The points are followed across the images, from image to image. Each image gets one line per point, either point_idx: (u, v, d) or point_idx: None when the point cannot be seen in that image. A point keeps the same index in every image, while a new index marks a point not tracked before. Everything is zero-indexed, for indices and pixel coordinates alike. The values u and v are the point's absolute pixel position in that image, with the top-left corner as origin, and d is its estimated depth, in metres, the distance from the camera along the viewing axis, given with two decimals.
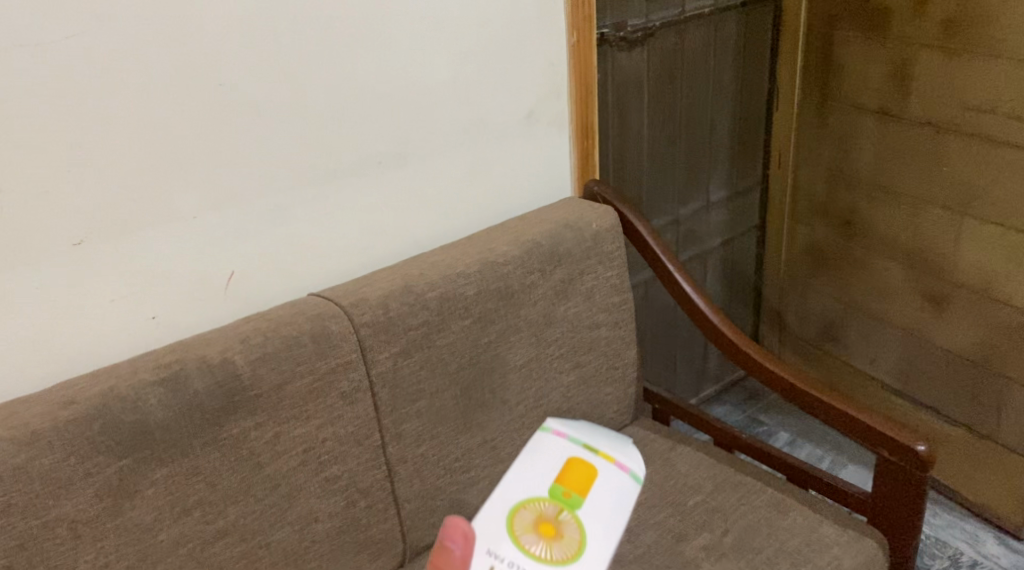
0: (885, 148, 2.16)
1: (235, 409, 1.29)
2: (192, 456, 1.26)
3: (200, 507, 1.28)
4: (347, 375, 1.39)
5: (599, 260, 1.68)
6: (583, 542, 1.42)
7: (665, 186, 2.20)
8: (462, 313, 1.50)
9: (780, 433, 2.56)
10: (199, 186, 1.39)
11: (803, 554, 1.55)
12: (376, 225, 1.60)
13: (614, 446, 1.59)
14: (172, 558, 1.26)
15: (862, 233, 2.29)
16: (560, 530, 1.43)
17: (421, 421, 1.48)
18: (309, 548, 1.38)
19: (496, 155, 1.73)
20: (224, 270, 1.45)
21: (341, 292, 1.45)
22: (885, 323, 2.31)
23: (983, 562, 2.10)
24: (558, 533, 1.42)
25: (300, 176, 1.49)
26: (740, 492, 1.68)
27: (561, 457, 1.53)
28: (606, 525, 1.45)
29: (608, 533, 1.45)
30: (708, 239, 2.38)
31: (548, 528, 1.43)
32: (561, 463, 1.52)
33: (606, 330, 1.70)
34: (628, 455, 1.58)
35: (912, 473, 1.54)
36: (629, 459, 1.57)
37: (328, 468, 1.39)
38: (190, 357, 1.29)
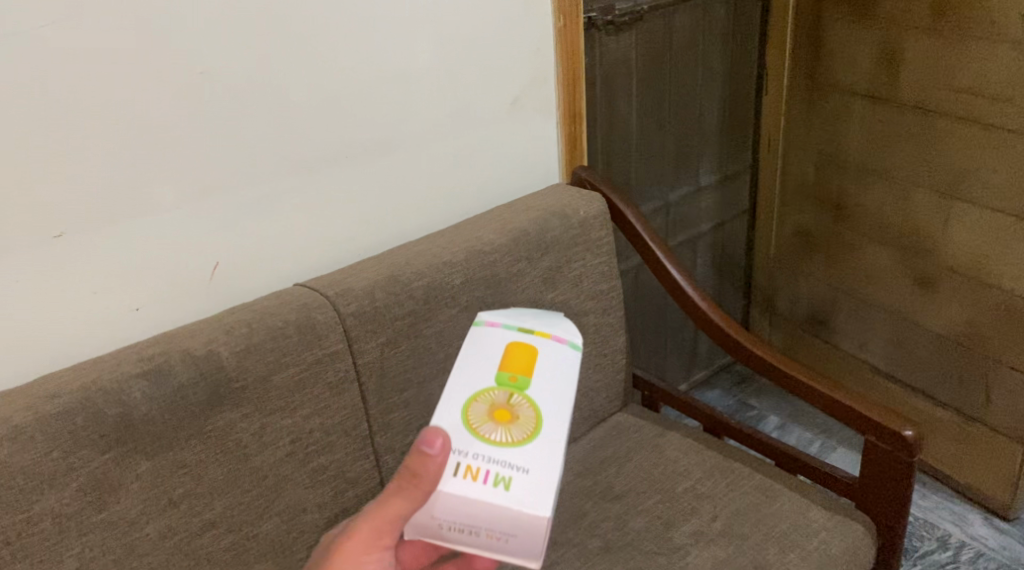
0: (874, 132, 2.16)
1: (220, 401, 1.29)
2: (178, 449, 1.26)
3: (186, 500, 1.27)
4: (334, 365, 1.38)
5: (587, 247, 1.67)
6: (540, 417, 1.10)
7: (654, 172, 2.19)
8: (449, 302, 1.49)
9: (770, 417, 2.56)
10: (181, 176, 1.38)
11: (791, 539, 1.56)
12: (362, 214, 1.59)
13: (544, 320, 1.21)
14: (159, 551, 1.26)
15: (851, 217, 2.28)
16: (515, 413, 1.09)
17: (409, 410, 1.47)
18: (298, 539, 1.38)
19: (482, 142, 1.72)
20: (208, 261, 1.44)
21: (326, 281, 1.44)
22: (875, 306, 2.31)
23: (971, 543, 2.12)
24: (514, 416, 1.10)
25: (284, 165, 1.48)
26: (729, 477, 1.69)
27: (499, 343, 1.15)
28: (565, 395, 1.12)
29: (568, 403, 1.12)
30: (698, 224, 2.37)
31: (503, 414, 1.10)
32: (500, 349, 1.14)
33: (594, 317, 1.70)
34: (562, 325, 1.20)
35: (899, 458, 1.54)
36: (564, 329, 1.19)
37: (315, 458, 1.38)
38: (174, 349, 1.28)
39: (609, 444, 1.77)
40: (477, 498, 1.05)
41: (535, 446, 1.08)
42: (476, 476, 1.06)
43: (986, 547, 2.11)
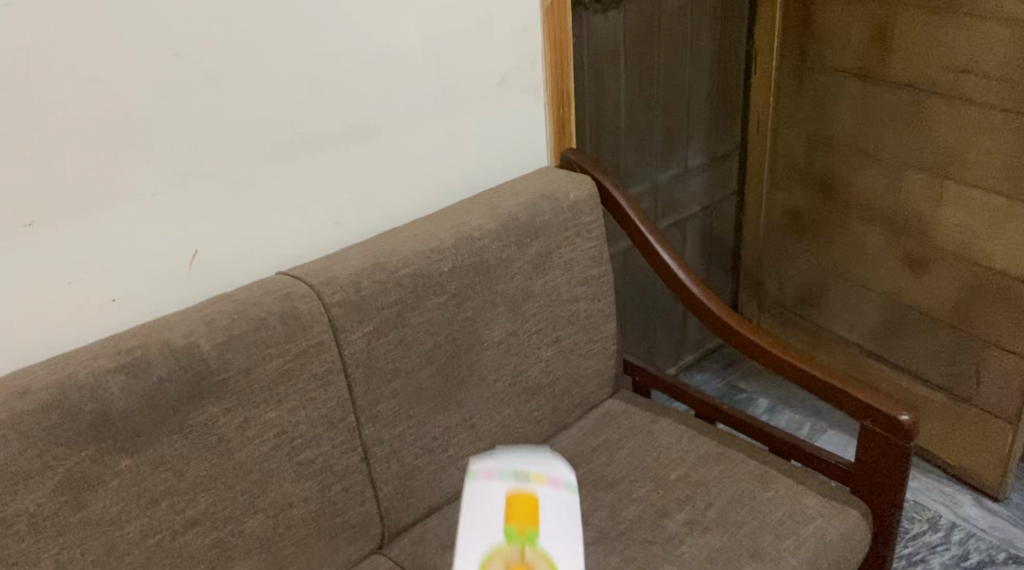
0: (865, 112, 2.12)
1: (202, 394, 1.25)
2: (158, 445, 1.22)
3: (168, 497, 1.23)
4: (319, 356, 1.34)
5: (578, 232, 1.63)
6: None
7: (643, 153, 2.15)
8: (437, 290, 1.46)
9: (759, 399, 2.54)
10: (158, 161, 1.33)
11: (786, 526, 1.53)
12: (346, 200, 1.55)
13: (540, 463, 1.25)
14: (141, 549, 1.22)
15: (841, 197, 2.25)
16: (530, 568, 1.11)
17: (397, 401, 1.44)
18: (284, 534, 1.35)
19: (468, 124, 1.67)
20: (187, 249, 1.40)
21: (310, 270, 1.40)
22: (865, 287, 2.29)
23: (962, 524, 2.11)
24: None
25: (264, 149, 1.43)
26: (723, 464, 1.66)
27: (500, 500, 1.17)
28: (576, 546, 1.14)
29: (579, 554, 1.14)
30: (688, 206, 2.34)
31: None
32: (501, 507, 1.16)
33: (585, 303, 1.67)
34: (557, 467, 1.25)
35: (895, 444, 1.52)
36: (559, 471, 1.24)
37: (301, 452, 1.34)
38: (153, 341, 1.24)
39: (601, 431, 1.73)
40: None
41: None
42: None
43: (976, 528, 2.10)
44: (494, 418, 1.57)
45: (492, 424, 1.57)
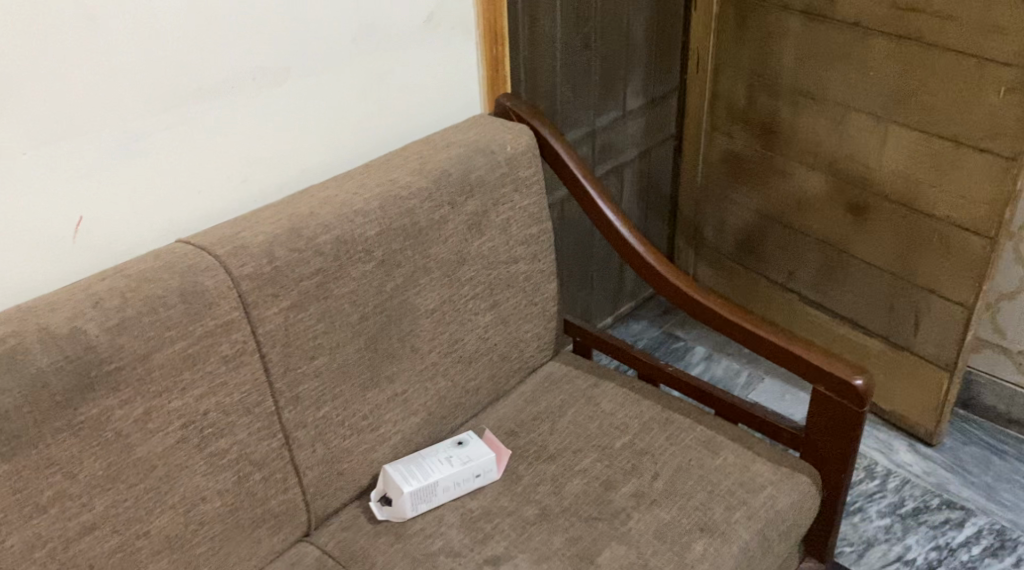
0: (809, 50, 1.98)
1: (91, 387, 1.10)
2: (43, 446, 1.07)
3: (59, 502, 1.09)
4: (228, 336, 1.20)
5: (516, 187, 1.51)
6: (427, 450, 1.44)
7: (578, 96, 2.02)
8: (363, 257, 1.32)
9: (697, 347, 2.46)
10: (25, 114, 1.16)
11: (736, 497, 1.36)
12: (255, 156, 1.39)
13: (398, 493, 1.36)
14: (29, 563, 1.08)
15: (783, 140, 2.12)
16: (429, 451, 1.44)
17: (320, 380, 1.31)
18: (197, 532, 1.21)
19: (391, 68, 1.52)
20: (71, 215, 1.24)
21: (215, 238, 1.24)
22: (805, 234, 2.16)
23: (897, 471, 1.97)
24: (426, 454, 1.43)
25: (157, 100, 1.26)
26: (669, 430, 1.49)
27: (404, 467, 1.39)
28: (407, 459, 1.42)
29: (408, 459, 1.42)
30: (625, 151, 2.22)
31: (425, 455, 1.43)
32: (408, 467, 1.39)
33: (524, 264, 1.55)
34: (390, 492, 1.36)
35: (849, 410, 1.34)
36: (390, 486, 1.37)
37: (213, 442, 1.21)
38: (31, 328, 1.09)
39: (541, 398, 1.59)
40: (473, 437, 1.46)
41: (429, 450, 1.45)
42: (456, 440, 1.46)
43: (911, 474, 1.96)
44: (429, 391, 1.45)
45: (427, 398, 1.45)
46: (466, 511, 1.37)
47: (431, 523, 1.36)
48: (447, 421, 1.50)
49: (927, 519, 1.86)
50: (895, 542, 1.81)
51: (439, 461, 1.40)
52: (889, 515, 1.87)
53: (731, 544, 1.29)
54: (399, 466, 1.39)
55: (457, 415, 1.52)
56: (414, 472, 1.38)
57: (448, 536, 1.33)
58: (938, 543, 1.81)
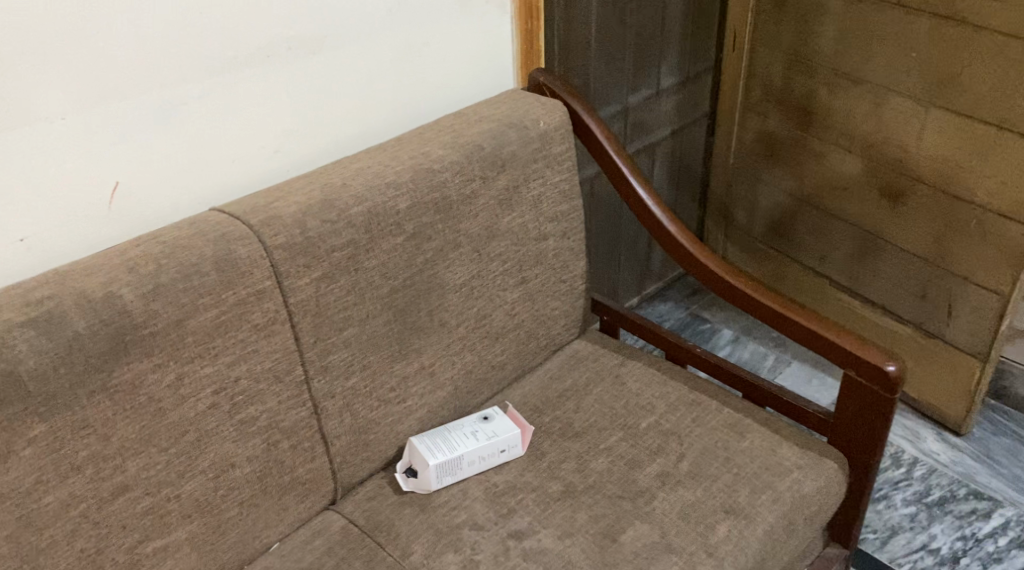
0: (849, 30, 1.95)
1: (126, 351, 1.11)
2: (78, 408, 1.09)
3: (93, 464, 1.11)
4: (260, 305, 1.21)
5: (548, 163, 1.50)
6: (454, 423, 1.45)
7: (612, 73, 2.00)
8: (394, 230, 1.32)
9: (723, 330, 2.44)
10: (63, 80, 1.17)
11: (762, 480, 1.35)
12: (287, 127, 1.40)
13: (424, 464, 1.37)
14: (63, 522, 1.10)
15: (819, 122, 2.09)
16: (456, 424, 1.44)
17: (349, 351, 1.32)
18: (226, 497, 1.23)
19: (425, 41, 1.51)
20: (107, 182, 1.25)
21: (248, 207, 1.25)
22: (838, 218, 2.14)
23: (924, 459, 1.96)
24: (452, 426, 1.44)
25: (194, 68, 1.27)
26: (696, 411, 1.48)
27: (430, 439, 1.40)
28: (433, 430, 1.43)
29: (435, 429, 1.44)
30: (657, 130, 2.20)
31: (451, 427, 1.44)
32: (434, 440, 1.40)
33: (554, 241, 1.55)
34: (416, 463, 1.37)
35: (879, 396, 1.32)
36: (416, 457, 1.38)
37: (244, 409, 1.22)
38: (68, 292, 1.10)
39: (567, 375, 1.59)
40: (499, 412, 1.47)
41: (456, 423, 1.46)
42: (483, 414, 1.47)
43: (938, 463, 1.94)
44: (456, 364, 1.46)
45: (454, 371, 1.46)
46: (490, 485, 1.38)
47: (456, 496, 1.37)
48: (473, 395, 1.51)
49: (953, 509, 1.84)
50: (920, 531, 1.80)
51: (465, 435, 1.41)
52: (914, 503, 1.86)
53: (755, 527, 1.29)
54: (425, 438, 1.41)
55: (483, 389, 1.52)
56: (439, 445, 1.39)
57: (472, 509, 1.34)
58: (963, 533, 1.79)
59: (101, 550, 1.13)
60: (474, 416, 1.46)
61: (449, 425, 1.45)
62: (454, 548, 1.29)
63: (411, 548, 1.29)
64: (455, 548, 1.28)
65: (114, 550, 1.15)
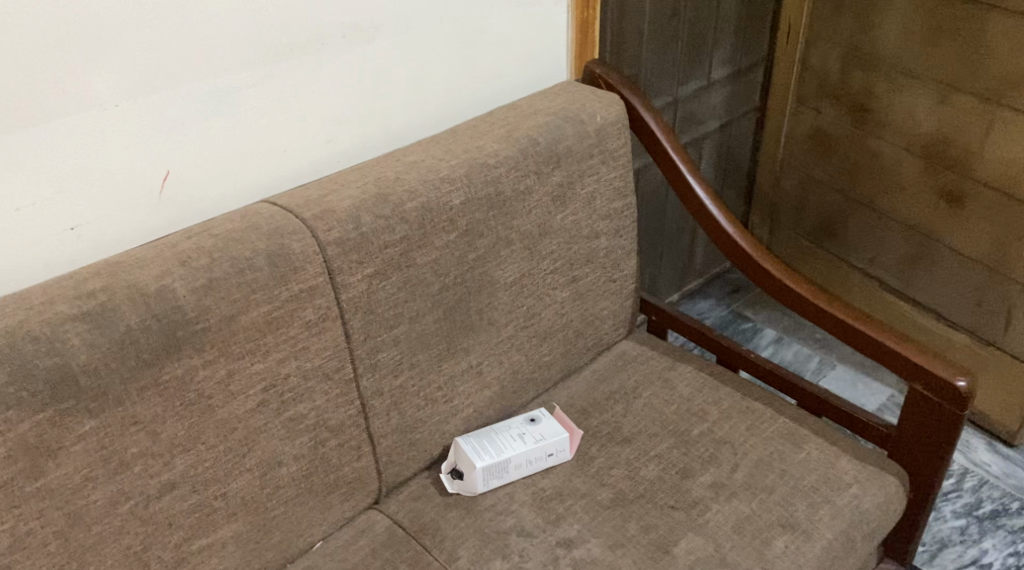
0: (913, 25, 1.89)
1: (177, 346, 1.08)
2: (129, 403, 1.06)
3: (142, 460, 1.09)
4: (312, 301, 1.18)
5: (603, 159, 1.46)
6: (501, 423, 1.42)
7: (663, 63, 1.96)
8: (447, 226, 1.29)
9: (766, 330, 2.39)
10: (118, 66, 1.14)
11: (820, 494, 1.31)
12: (339, 116, 1.37)
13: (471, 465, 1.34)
14: (110, 519, 1.08)
15: (875, 119, 2.04)
16: (503, 424, 1.42)
17: (399, 349, 1.29)
18: (272, 495, 1.21)
19: (480, 30, 1.47)
20: (158, 170, 1.22)
21: (301, 200, 1.22)
22: (891, 219, 2.09)
23: (974, 470, 1.91)
24: (499, 426, 1.41)
25: (248, 55, 1.24)
26: (750, 419, 1.45)
27: (476, 439, 1.38)
28: (480, 430, 1.40)
29: (482, 429, 1.41)
30: (707, 122, 2.16)
31: (498, 427, 1.41)
32: (480, 440, 1.37)
33: (606, 239, 1.51)
34: (462, 465, 1.34)
35: (947, 411, 1.29)
36: (462, 459, 1.35)
37: (293, 406, 1.20)
38: (120, 285, 1.07)
39: (615, 377, 1.55)
40: (547, 413, 1.44)
41: (503, 423, 1.43)
42: (531, 415, 1.43)
43: (989, 475, 1.89)
44: (503, 364, 1.43)
45: (501, 371, 1.43)
46: (537, 489, 1.35)
47: (502, 500, 1.34)
48: (519, 395, 1.47)
49: (1005, 523, 1.79)
50: (971, 545, 1.76)
51: (512, 437, 1.38)
52: (964, 515, 1.81)
53: (814, 543, 1.25)
54: (471, 439, 1.38)
55: (529, 390, 1.49)
56: (485, 446, 1.36)
57: (520, 514, 1.31)
58: (1016, 549, 1.75)
59: (147, 547, 1.12)
60: (523, 417, 1.43)
61: (496, 425, 1.43)
62: (501, 555, 1.26)
63: (458, 553, 1.27)
64: (502, 555, 1.26)
65: (160, 548, 1.13)
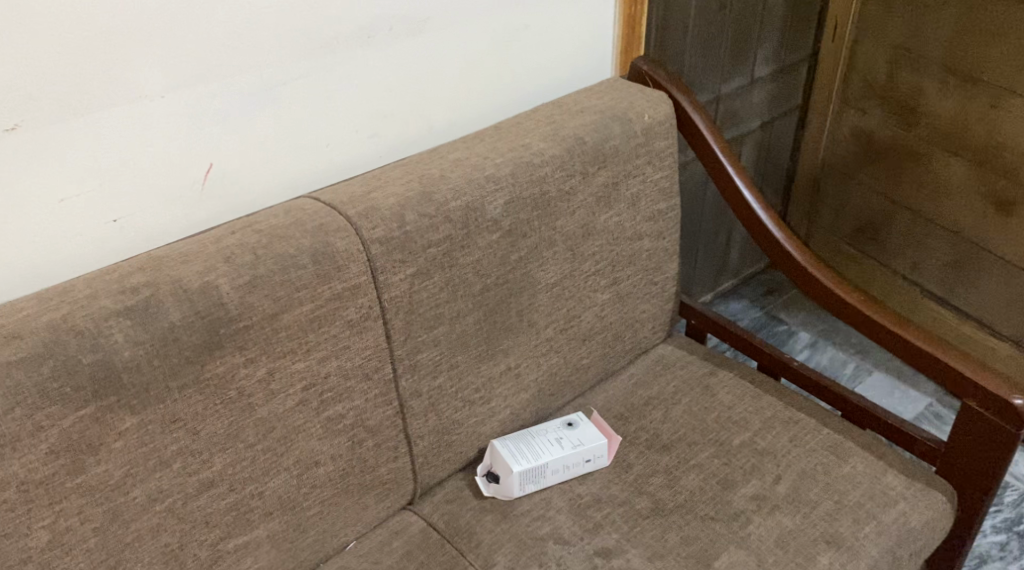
0: (969, 27, 1.85)
1: (220, 344, 1.06)
2: (170, 401, 1.05)
3: (181, 458, 1.07)
4: (354, 301, 1.16)
5: (649, 159, 1.42)
6: (538, 426, 1.40)
7: (707, 60, 1.92)
8: (490, 226, 1.26)
9: (801, 333, 2.35)
10: (166, 56, 1.13)
11: (865, 510, 1.30)
12: (383, 111, 1.35)
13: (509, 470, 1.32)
14: (148, 516, 1.07)
15: (924, 122, 2.01)
16: (541, 427, 1.40)
17: (439, 349, 1.27)
18: (309, 494, 1.20)
19: (526, 24, 1.44)
20: (201, 163, 1.20)
21: (345, 196, 1.20)
22: (936, 224, 2.06)
23: (1016, 484, 1.86)
24: (536, 429, 1.39)
25: (296, 47, 1.22)
26: (792, 430, 1.43)
27: (513, 442, 1.36)
28: (517, 433, 1.39)
29: (519, 432, 1.39)
30: (749, 120, 2.12)
31: (535, 430, 1.39)
32: (518, 444, 1.35)
33: (649, 241, 1.48)
34: (500, 468, 1.33)
35: (1002, 430, 1.26)
36: (500, 462, 1.33)
37: (332, 406, 1.18)
38: (164, 280, 1.06)
39: (653, 381, 1.53)
40: (585, 418, 1.42)
41: (539, 426, 1.41)
42: (568, 418, 1.42)
43: None
44: (541, 365, 1.41)
45: (539, 373, 1.41)
46: (574, 496, 1.33)
47: (539, 505, 1.32)
48: (555, 398, 1.45)
49: None
50: (1011, 561, 1.72)
51: (550, 441, 1.36)
52: (1005, 531, 1.78)
53: (859, 561, 1.24)
54: (508, 442, 1.36)
55: (566, 393, 1.47)
56: (522, 451, 1.34)
57: (557, 521, 1.30)
58: None
59: (183, 545, 1.10)
60: (561, 421, 1.41)
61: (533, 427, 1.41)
62: (539, 562, 1.24)
63: (494, 559, 1.25)
64: (539, 563, 1.24)
65: (197, 546, 1.11)
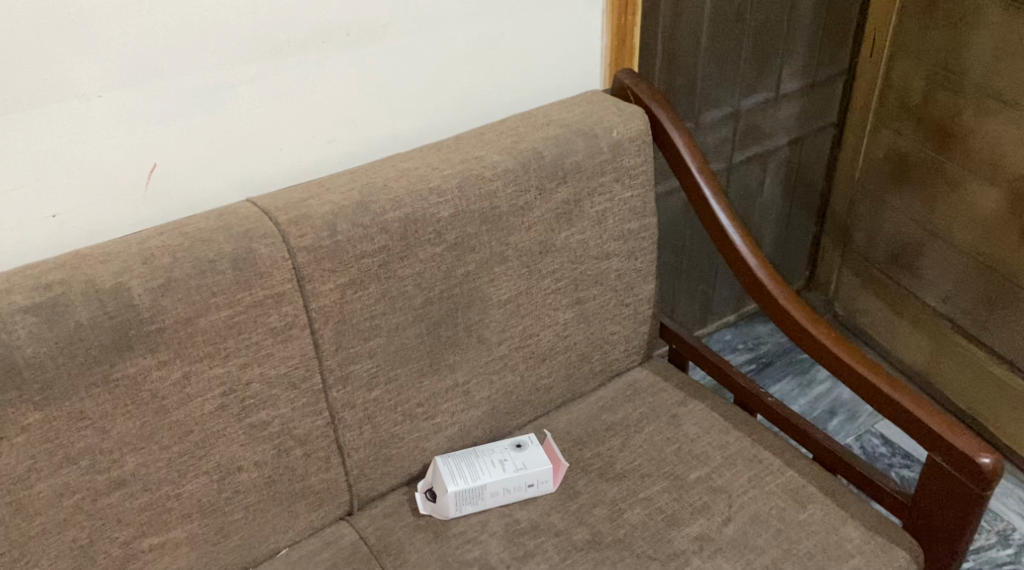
0: (1008, 46, 1.72)
1: (129, 345, 1.07)
2: (75, 399, 1.06)
3: (88, 456, 1.08)
4: (278, 309, 1.15)
5: (618, 177, 1.37)
6: (486, 445, 1.37)
7: (723, 73, 1.84)
8: (432, 238, 1.23)
9: None
10: (103, 58, 1.13)
11: (814, 561, 1.22)
12: (342, 117, 1.33)
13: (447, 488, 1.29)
14: (54, 511, 1.08)
15: (958, 146, 1.88)
16: (488, 447, 1.36)
17: (374, 362, 1.24)
18: (231, 499, 1.19)
19: (501, 31, 1.40)
20: (144, 162, 1.21)
21: (281, 202, 1.19)
22: (969, 255, 1.93)
23: None
24: (483, 448, 1.36)
25: (240, 50, 1.21)
26: (754, 469, 1.35)
27: (454, 461, 1.32)
28: (463, 451, 1.35)
29: (466, 450, 1.35)
30: (773, 136, 2.03)
31: (481, 449, 1.35)
32: (459, 463, 1.32)
33: (619, 261, 1.42)
34: (438, 487, 1.29)
35: (970, 489, 1.16)
36: (439, 481, 1.30)
37: (255, 413, 1.17)
38: (79, 279, 1.07)
39: (620, 406, 1.47)
40: (535, 439, 1.38)
41: (488, 444, 1.37)
42: (519, 440, 1.37)
43: None
44: (494, 383, 1.37)
45: (491, 391, 1.37)
46: (511, 521, 1.29)
47: (473, 527, 1.29)
48: (511, 417, 1.41)
49: None
50: None
51: (493, 463, 1.32)
52: None
53: None
54: (450, 460, 1.32)
55: (524, 412, 1.42)
56: (462, 470, 1.31)
57: (487, 546, 1.26)
58: None
59: (93, 541, 1.11)
60: (512, 441, 1.37)
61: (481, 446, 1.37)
62: None
63: None
64: None
65: (108, 543, 1.12)
